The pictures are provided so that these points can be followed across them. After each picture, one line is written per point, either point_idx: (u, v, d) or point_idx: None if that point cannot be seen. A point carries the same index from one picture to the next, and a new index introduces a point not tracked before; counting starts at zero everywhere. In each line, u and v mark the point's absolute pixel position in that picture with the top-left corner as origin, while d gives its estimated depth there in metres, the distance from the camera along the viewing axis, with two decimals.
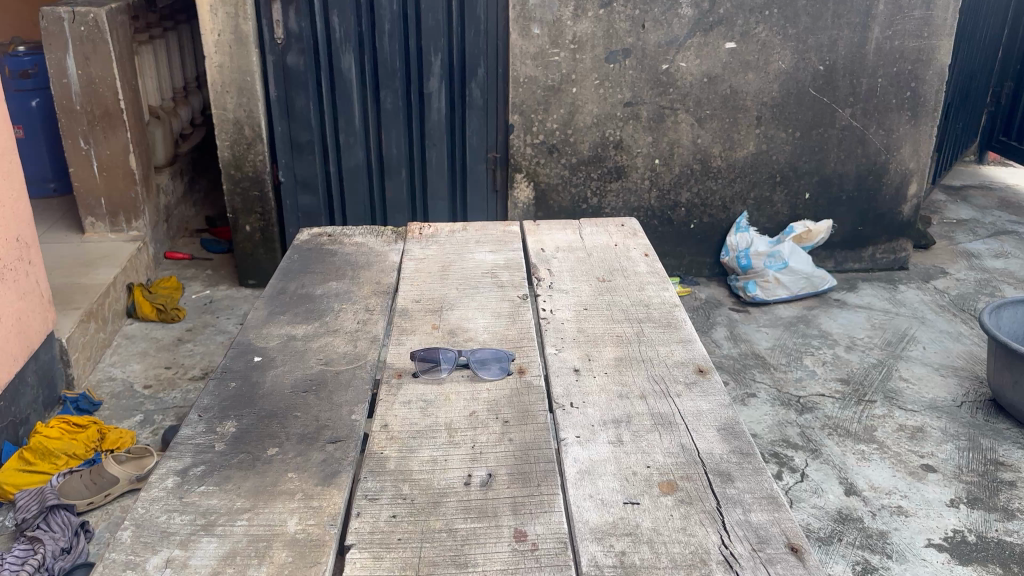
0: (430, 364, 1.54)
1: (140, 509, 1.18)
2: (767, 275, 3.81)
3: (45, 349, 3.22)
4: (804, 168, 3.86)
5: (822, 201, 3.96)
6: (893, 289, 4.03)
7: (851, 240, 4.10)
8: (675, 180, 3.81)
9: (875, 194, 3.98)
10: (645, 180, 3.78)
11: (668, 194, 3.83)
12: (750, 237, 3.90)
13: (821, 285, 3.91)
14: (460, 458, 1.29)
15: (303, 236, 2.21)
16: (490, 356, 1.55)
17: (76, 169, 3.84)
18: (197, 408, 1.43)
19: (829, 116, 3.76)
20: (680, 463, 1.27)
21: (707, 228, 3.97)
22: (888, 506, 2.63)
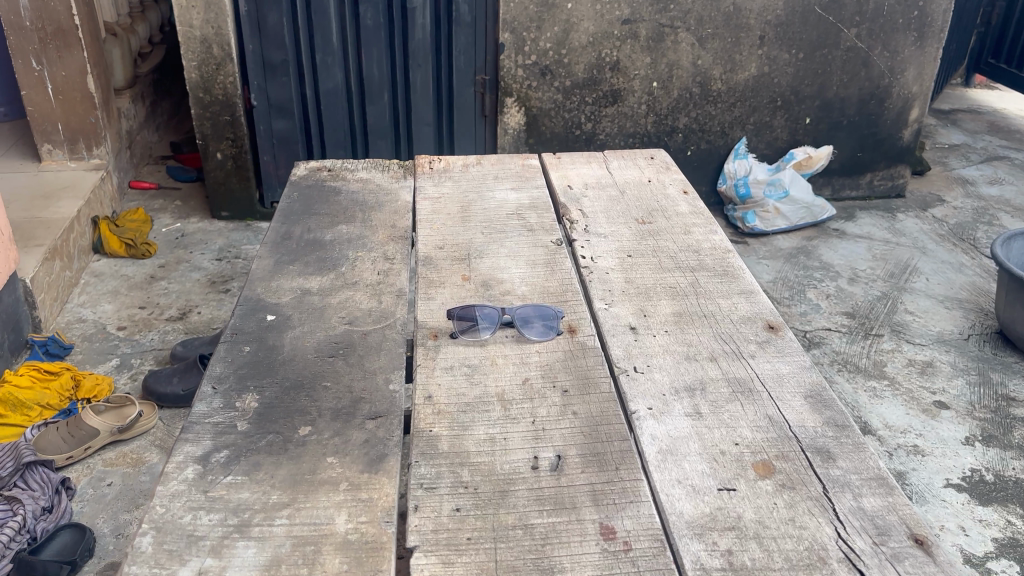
0: (469, 325, 1.36)
1: (159, 508, 1.01)
2: (767, 205, 3.67)
3: (8, 292, 2.98)
4: (806, 92, 3.68)
5: (823, 126, 3.80)
6: (892, 218, 3.91)
7: (850, 167, 3.96)
8: (674, 104, 3.60)
9: (877, 119, 3.83)
10: (642, 105, 3.58)
11: (666, 119, 3.63)
12: (749, 165, 3.74)
13: (820, 215, 3.77)
14: (521, 437, 1.13)
15: (300, 171, 1.99)
16: (536, 315, 1.38)
17: (29, 92, 3.51)
18: (210, 378, 1.25)
19: (834, 36, 3.55)
20: (772, 440, 1.14)
21: (706, 153, 3.78)
22: (904, 445, 2.54)
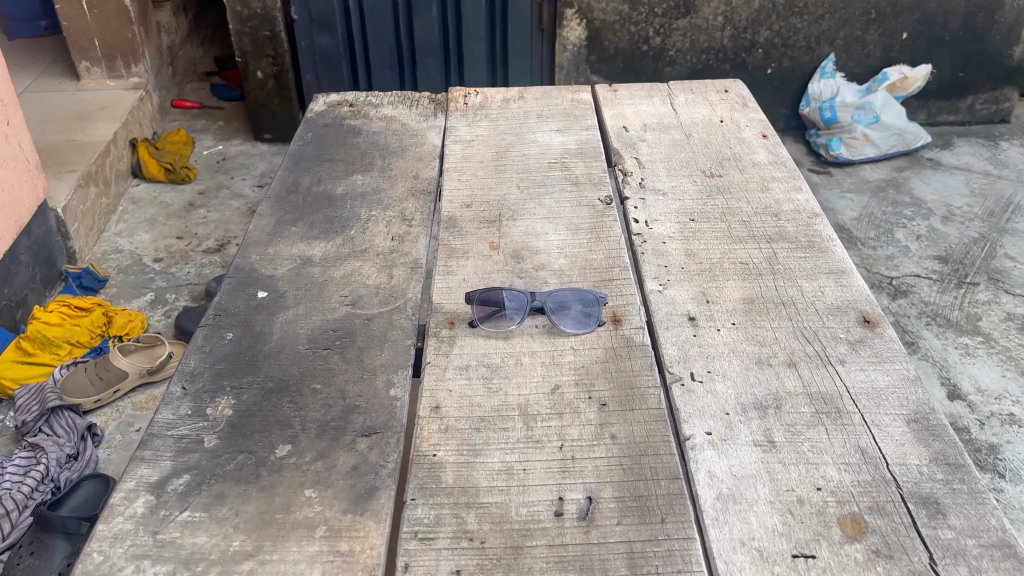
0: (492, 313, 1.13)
1: (96, 556, 0.83)
2: (855, 130, 3.24)
3: (39, 222, 2.84)
4: (906, 3, 3.22)
5: (921, 41, 3.34)
6: (995, 147, 3.43)
7: (948, 88, 3.49)
8: (754, 16, 3.20)
9: (987, 34, 3.35)
10: (718, 16, 3.18)
11: (743, 32, 3.24)
12: (835, 85, 3.33)
13: (914, 144, 3.31)
14: (545, 470, 0.91)
15: (318, 107, 1.76)
16: (572, 300, 1.14)
17: (64, 6, 3.39)
18: (182, 374, 1.05)
19: None
20: (864, 484, 0.89)
21: (787, 72, 3.38)
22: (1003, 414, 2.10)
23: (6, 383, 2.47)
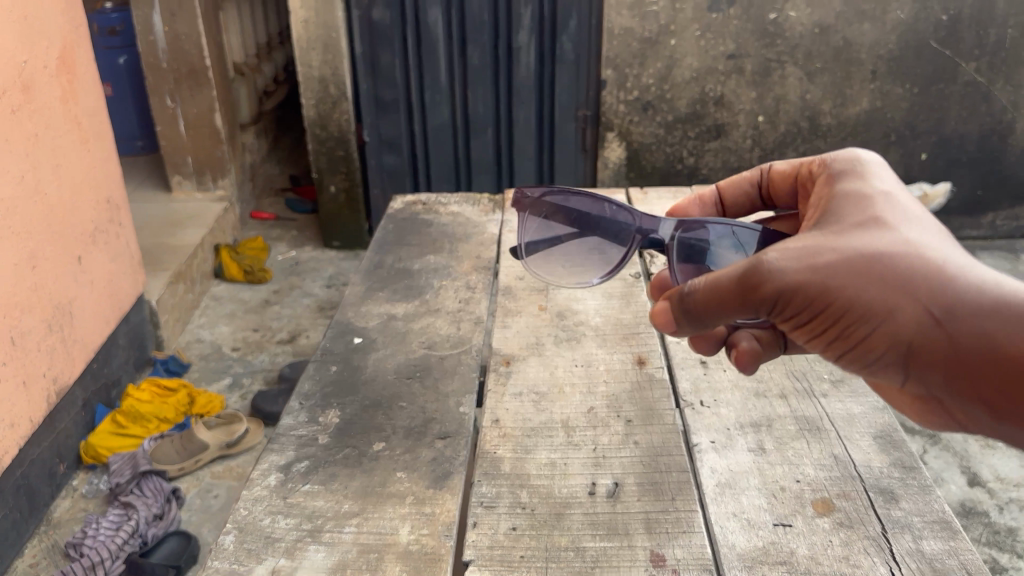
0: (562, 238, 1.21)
1: (243, 510, 1.09)
2: None
3: (135, 311, 3.00)
4: (922, 127, 3.34)
5: (940, 162, 3.42)
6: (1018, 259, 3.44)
7: (969, 206, 3.53)
8: (779, 140, 3.39)
9: (1000, 156, 3.42)
10: (746, 140, 3.40)
11: (772, 153, 3.42)
12: None
13: None
14: (581, 463, 1.17)
15: (397, 204, 2.11)
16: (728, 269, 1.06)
17: (164, 128, 3.74)
18: (298, 394, 1.33)
19: (951, 71, 3.22)
20: (835, 479, 1.11)
21: None
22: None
23: (100, 451, 2.61)
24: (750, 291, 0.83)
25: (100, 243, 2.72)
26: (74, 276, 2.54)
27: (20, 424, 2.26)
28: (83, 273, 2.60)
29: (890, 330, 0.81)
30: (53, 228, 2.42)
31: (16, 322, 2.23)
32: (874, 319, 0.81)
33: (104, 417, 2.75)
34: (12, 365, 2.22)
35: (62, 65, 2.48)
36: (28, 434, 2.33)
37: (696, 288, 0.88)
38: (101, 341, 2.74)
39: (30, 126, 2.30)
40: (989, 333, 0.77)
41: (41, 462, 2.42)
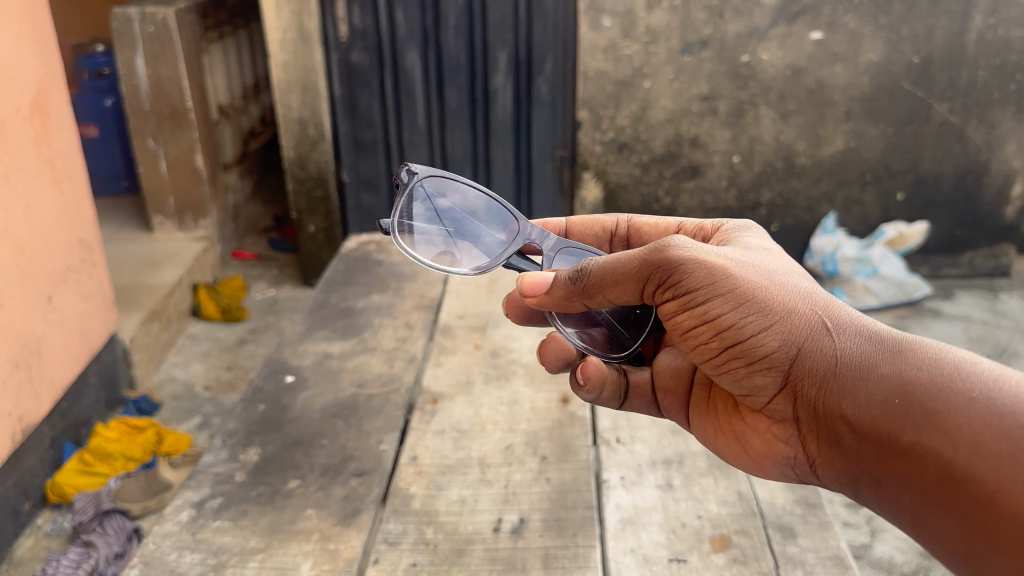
0: (429, 232, 1.10)
1: (151, 545, 1.11)
2: (856, 281, 3.26)
3: (108, 351, 3.00)
4: (897, 168, 3.35)
5: (915, 202, 3.43)
6: (996, 298, 3.41)
7: (946, 245, 3.52)
8: (756, 179, 3.37)
9: (976, 196, 3.42)
10: (723, 180, 3.37)
11: (748, 193, 3.39)
12: (837, 241, 3.34)
13: (916, 294, 3.29)
14: (491, 499, 1.19)
15: (351, 245, 2.14)
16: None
17: (145, 168, 3.79)
18: (222, 432, 1.35)
19: (925, 112, 3.24)
20: (736, 515, 1.15)
21: (792, 230, 3.47)
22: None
23: (64, 490, 2.55)
24: (661, 262, 0.92)
25: (72, 283, 2.70)
26: (44, 314, 2.50)
27: None
28: (54, 312, 2.57)
29: (776, 332, 0.92)
30: (22, 267, 2.39)
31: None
32: (766, 319, 0.92)
33: (71, 456, 2.67)
34: None
35: (36, 108, 2.49)
36: None
37: (602, 261, 0.97)
38: (71, 381, 2.70)
39: None
40: (862, 352, 0.89)
41: (3, 500, 2.37)
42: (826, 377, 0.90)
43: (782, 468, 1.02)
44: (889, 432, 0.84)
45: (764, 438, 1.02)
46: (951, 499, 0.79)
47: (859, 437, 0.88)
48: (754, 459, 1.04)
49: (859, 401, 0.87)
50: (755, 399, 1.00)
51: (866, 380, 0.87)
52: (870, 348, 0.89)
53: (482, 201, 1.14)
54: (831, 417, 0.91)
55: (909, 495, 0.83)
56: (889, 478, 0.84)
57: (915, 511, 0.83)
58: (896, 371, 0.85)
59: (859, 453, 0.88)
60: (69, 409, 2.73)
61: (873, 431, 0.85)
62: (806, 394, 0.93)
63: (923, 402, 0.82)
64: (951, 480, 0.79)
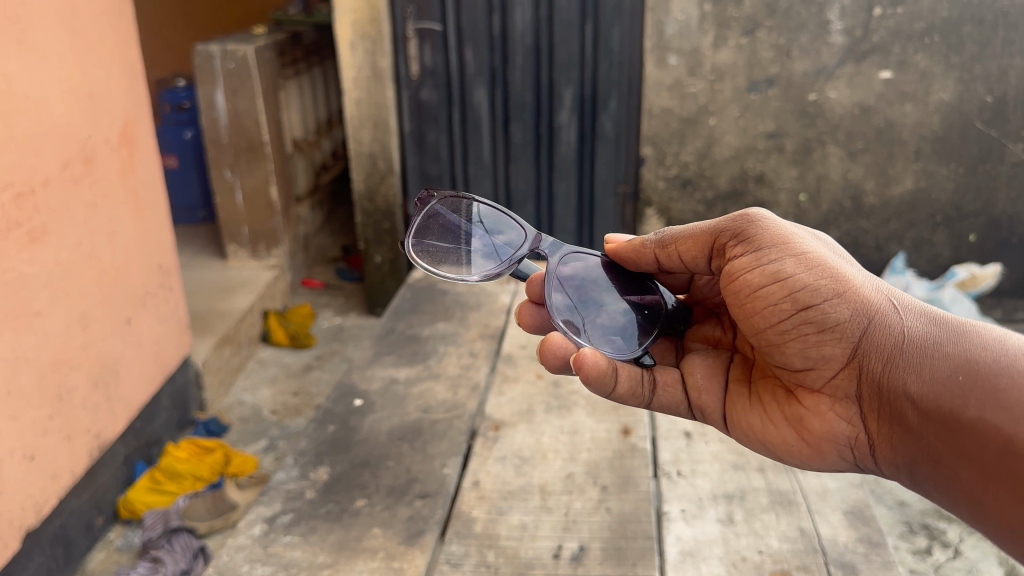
0: (447, 247, 1.20)
1: (225, 556, 1.15)
2: None
3: (181, 373, 3.10)
4: (970, 208, 3.27)
5: (989, 243, 3.33)
6: None
7: None
8: (823, 218, 3.33)
9: None
10: (789, 218, 3.34)
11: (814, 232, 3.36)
12: (904, 281, 3.16)
13: None
14: (551, 526, 1.20)
15: (417, 274, 2.20)
16: (624, 311, 1.19)
17: (222, 199, 3.95)
18: (294, 451, 1.40)
19: (999, 151, 3.16)
20: (797, 551, 1.15)
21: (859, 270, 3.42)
22: (938, 539, 2.08)
23: (135, 506, 2.63)
24: (737, 230, 1.10)
25: (150, 306, 2.81)
26: (123, 336, 2.60)
27: (62, 475, 2.28)
28: (132, 333, 2.68)
29: (846, 301, 1.02)
30: (105, 290, 2.49)
31: (64, 378, 2.26)
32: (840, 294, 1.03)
33: (143, 474, 2.76)
34: (60, 419, 2.25)
35: (123, 140, 2.63)
36: (69, 487, 2.34)
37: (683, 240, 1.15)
38: (145, 401, 2.81)
39: (89, 196, 2.40)
40: (926, 331, 0.97)
41: (79, 513, 2.45)
42: (891, 351, 0.98)
43: (840, 451, 1.05)
44: (950, 406, 0.89)
45: (821, 418, 1.05)
46: (1009, 469, 0.83)
47: (920, 412, 0.93)
48: (811, 443, 1.07)
49: (923, 376, 0.94)
50: (817, 377, 1.06)
51: (930, 356, 0.95)
52: (935, 328, 0.97)
53: (491, 216, 1.22)
54: (894, 395, 0.97)
55: (967, 470, 0.87)
56: (947, 451, 0.89)
57: (971, 486, 0.87)
58: (959, 349, 0.92)
59: (920, 427, 0.93)
60: (143, 428, 2.82)
61: (936, 406, 0.91)
62: (869, 369, 1.00)
63: (985, 378, 0.88)
64: (1009, 450, 0.83)
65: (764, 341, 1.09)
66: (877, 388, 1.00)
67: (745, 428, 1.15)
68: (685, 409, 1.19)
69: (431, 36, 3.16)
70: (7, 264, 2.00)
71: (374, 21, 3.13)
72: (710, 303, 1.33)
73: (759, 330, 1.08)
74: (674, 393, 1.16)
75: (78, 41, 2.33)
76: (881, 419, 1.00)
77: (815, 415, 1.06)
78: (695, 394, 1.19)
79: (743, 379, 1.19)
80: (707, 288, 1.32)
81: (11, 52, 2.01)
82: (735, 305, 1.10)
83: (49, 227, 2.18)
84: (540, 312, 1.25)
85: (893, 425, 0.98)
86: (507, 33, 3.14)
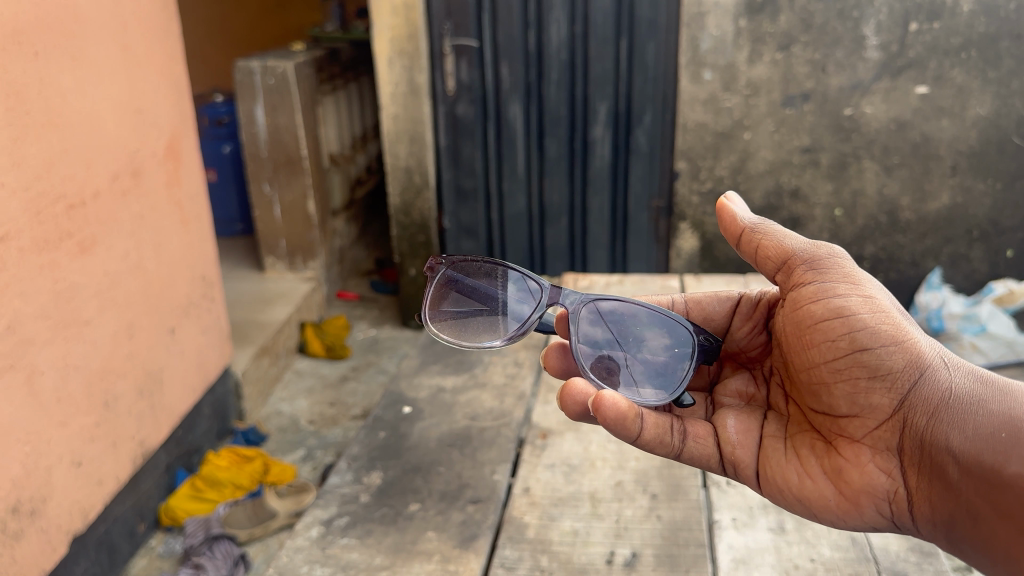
0: (467, 314, 1.20)
1: (284, 558, 1.19)
2: (961, 340, 2.86)
3: (222, 383, 3.14)
4: (1008, 224, 3.24)
5: None
6: None
7: None
8: (859, 232, 3.32)
9: None
10: (824, 233, 3.32)
11: (849, 247, 3.34)
12: (942, 298, 3.11)
13: None
14: (603, 533, 1.22)
15: None
16: (665, 348, 1.17)
17: (261, 212, 4.02)
18: (347, 456, 1.44)
19: None
20: (849, 560, 1.15)
21: (896, 285, 3.40)
22: None
23: (176, 513, 2.66)
24: (812, 260, 1.12)
25: (193, 316, 2.86)
26: (167, 345, 2.65)
27: (108, 481, 2.32)
28: (176, 343, 2.72)
29: (902, 350, 1.02)
30: (150, 300, 2.54)
31: (111, 386, 2.31)
32: (899, 342, 1.02)
33: (184, 482, 2.79)
34: (107, 427, 2.29)
35: (168, 154, 2.69)
36: (114, 493, 2.38)
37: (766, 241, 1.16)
38: (188, 409, 2.85)
39: (137, 208, 2.45)
40: (976, 390, 0.97)
41: (124, 519, 2.49)
42: (938, 405, 0.97)
43: (877, 505, 1.02)
44: (997, 465, 0.89)
45: (861, 470, 1.02)
46: None
47: (963, 468, 0.92)
48: (848, 495, 1.03)
49: (970, 433, 0.94)
50: (859, 426, 1.04)
51: (978, 413, 0.94)
52: (985, 389, 0.96)
53: (504, 273, 1.20)
54: (938, 448, 0.96)
55: (1008, 530, 0.87)
56: (990, 509, 0.89)
57: (1011, 546, 0.87)
58: (1008, 410, 0.92)
59: (963, 482, 0.92)
60: (186, 435, 2.86)
61: (979, 464, 0.91)
62: (914, 422, 0.99)
63: None
64: None
65: (816, 381, 1.08)
66: (920, 444, 0.98)
67: (779, 484, 1.09)
68: (716, 464, 1.14)
69: (467, 52, 3.20)
70: (59, 275, 2.06)
71: (412, 38, 3.18)
72: (743, 357, 1.32)
73: (813, 366, 1.08)
74: (706, 444, 1.11)
75: (129, 57, 2.40)
76: (922, 473, 0.98)
77: (855, 466, 1.03)
78: (728, 449, 1.14)
79: (777, 435, 1.14)
80: (743, 340, 1.32)
81: (66, 69, 2.08)
82: (796, 337, 1.12)
83: (98, 238, 2.23)
84: (566, 356, 1.26)
85: (935, 482, 0.97)
86: (542, 50, 3.18)
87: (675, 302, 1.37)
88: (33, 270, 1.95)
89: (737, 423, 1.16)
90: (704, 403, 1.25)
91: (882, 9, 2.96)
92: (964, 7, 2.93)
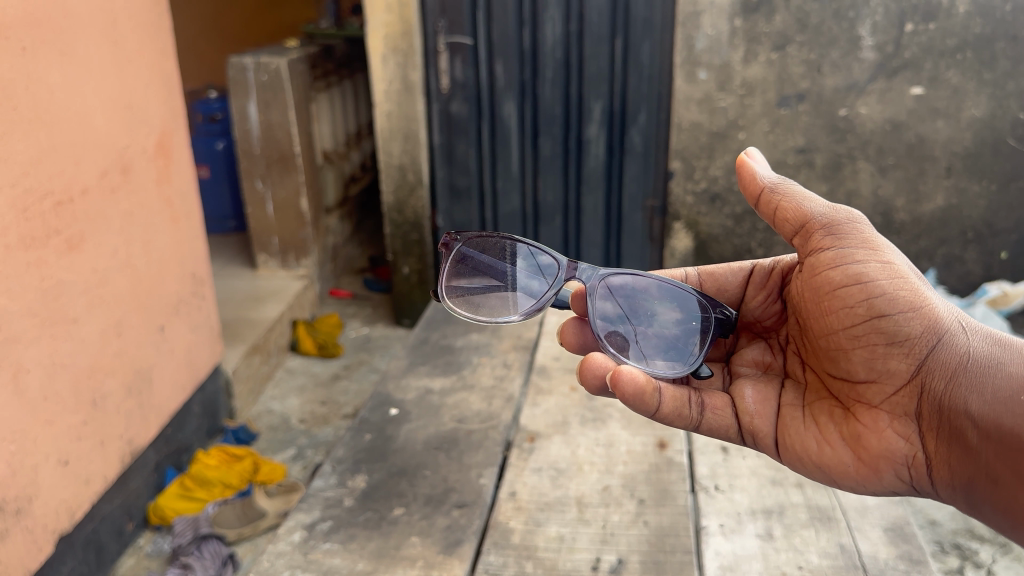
0: (482, 291, 1.20)
1: (266, 563, 1.17)
2: None
3: (212, 381, 3.12)
4: (1002, 226, 3.23)
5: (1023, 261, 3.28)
6: None
7: None
8: None
9: None
10: None
11: None
12: None
13: None
14: (589, 538, 1.20)
15: None
16: (675, 321, 1.18)
17: (253, 209, 3.99)
18: (331, 459, 1.42)
19: None
20: (837, 568, 1.14)
21: None
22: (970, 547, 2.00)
23: (165, 512, 2.63)
24: (829, 225, 1.11)
25: (183, 314, 2.83)
26: (156, 343, 2.62)
27: (95, 480, 2.30)
28: (165, 342, 2.70)
29: (920, 315, 1.01)
30: (139, 298, 2.52)
31: (99, 385, 2.29)
32: (917, 307, 1.01)
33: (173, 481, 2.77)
34: (94, 426, 2.27)
35: (159, 150, 2.66)
36: (101, 492, 2.36)
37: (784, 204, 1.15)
38: (178, 407, 2.83)
39: (126, 205, 2.43)
40: (994, 353, 0.96)
41: (111, 518, 2.46)
42: (955, 369, 0.97)
43: (896, 470, 1.01)
44: (1015, 428, 0.88)
45: (879, 436, 1.01)
46: None
47: (982, 431, 0.92)
48: (866, 461, 1.02)
49: (989, 397, 0.93)
50: (877, 392, 1.03)
51: (995, 377, 0.93)
52: (1004, 352, 0.96)
53: (520, 248, 1.20)
54: (957, 413, 0.95)
55: None
56: (1010, 474, 0.88)
57: None
58: None
59: (981, 446, 0.91)
60: (176, 433, 2.84)
61: (997, 426, 0.90)
62: (932, 386, 0.98)
63: None
64: None
65: (835, 346, 1.07)
66: (939, 407, 0.97)
67: (799, 452, 1.08)
68: (735, 435, 1.13)
69: (462, 50, 3.18)
70: (46, 271, 2.03)
71: (405, 35, 3.16)
72: (759, 327, 1.30)
73: (830, 332, 1.07)
74: (725, 416, 1.11)
75: (119, 52, 2.38)
76: (940, 437, 0.97)
77: (873, 432, 1.02)
78: (746, 418, 1.13)
79: (796, 404, 1.13)
80: (758, 309, 1.31)
81: (55, 64, 2.05)
82: (815, 303, 1.11)
83: (87, 235, 2.21)
84: (583, 330, 1.24)
85: (954, 447, 0.95)
86: (537, 48, 3.16)
87: (688, 275, 1.37)
88: (20, 266, 1.93)
89: (756, 391, 1.15)
90: (722, 374, 1.25)
91: (878, 9, 2.95)
92: (960, 8, 2.91)
